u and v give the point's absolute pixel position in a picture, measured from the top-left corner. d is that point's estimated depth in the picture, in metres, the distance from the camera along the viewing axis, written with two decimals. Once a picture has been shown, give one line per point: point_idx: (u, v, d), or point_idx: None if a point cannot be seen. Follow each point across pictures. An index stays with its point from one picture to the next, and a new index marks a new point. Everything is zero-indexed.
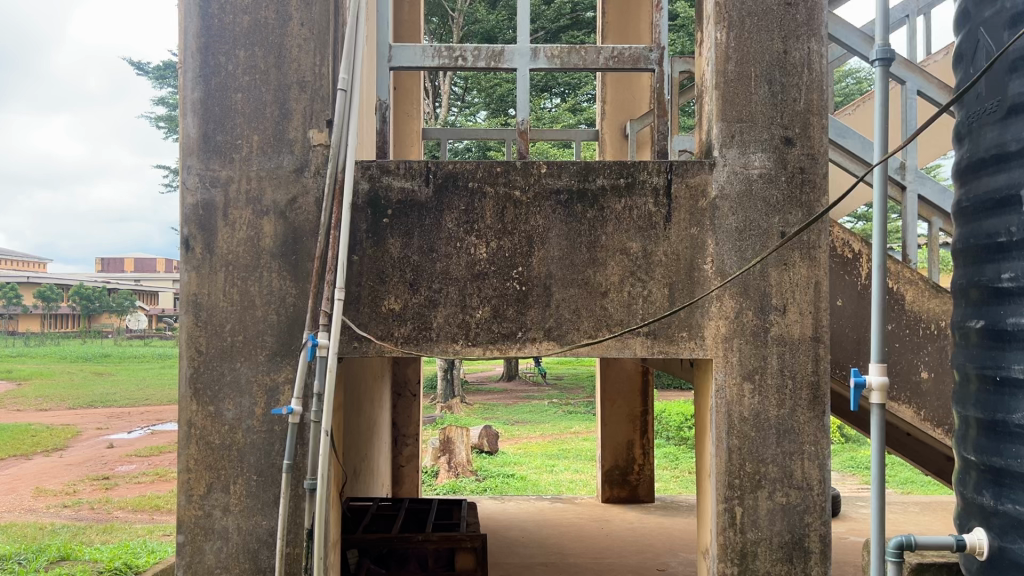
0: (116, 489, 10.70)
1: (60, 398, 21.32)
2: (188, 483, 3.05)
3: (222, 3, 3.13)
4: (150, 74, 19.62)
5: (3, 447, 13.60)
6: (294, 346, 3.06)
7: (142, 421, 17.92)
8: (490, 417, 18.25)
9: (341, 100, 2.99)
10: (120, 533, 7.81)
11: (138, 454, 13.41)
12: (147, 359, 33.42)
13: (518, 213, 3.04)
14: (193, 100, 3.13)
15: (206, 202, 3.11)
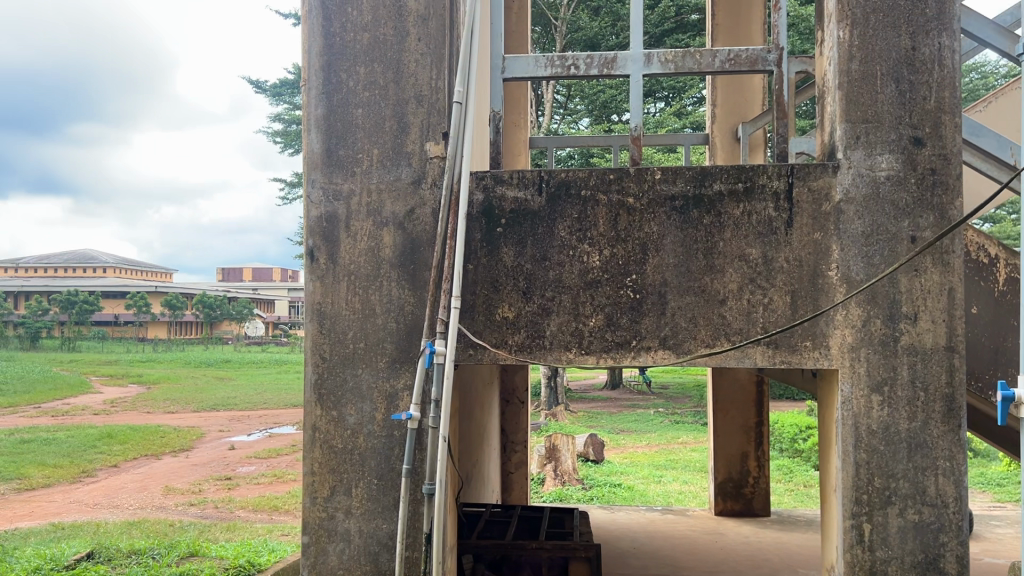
0: (238, 489, 11.19)
1: (186, 401, 22.49)
2: (313, 486, 3.15)
3: (343, 21, 3.25)
4: (268, 92, 20.52)
5: (136, 446, 14.46)
6: (413, 353, 3.13)
7: (260, 424, 18.71)
8: (596, 425, 18.17)
9: (456, 112, 3.04)
10: (242, 532, 8.16)
11: (258, 456, 13.99)
12: (264, 365, 34.88)
13: (633, 220, 3.01)
14: (317, 117, 3.26)
15: (329, 214, 3.22)
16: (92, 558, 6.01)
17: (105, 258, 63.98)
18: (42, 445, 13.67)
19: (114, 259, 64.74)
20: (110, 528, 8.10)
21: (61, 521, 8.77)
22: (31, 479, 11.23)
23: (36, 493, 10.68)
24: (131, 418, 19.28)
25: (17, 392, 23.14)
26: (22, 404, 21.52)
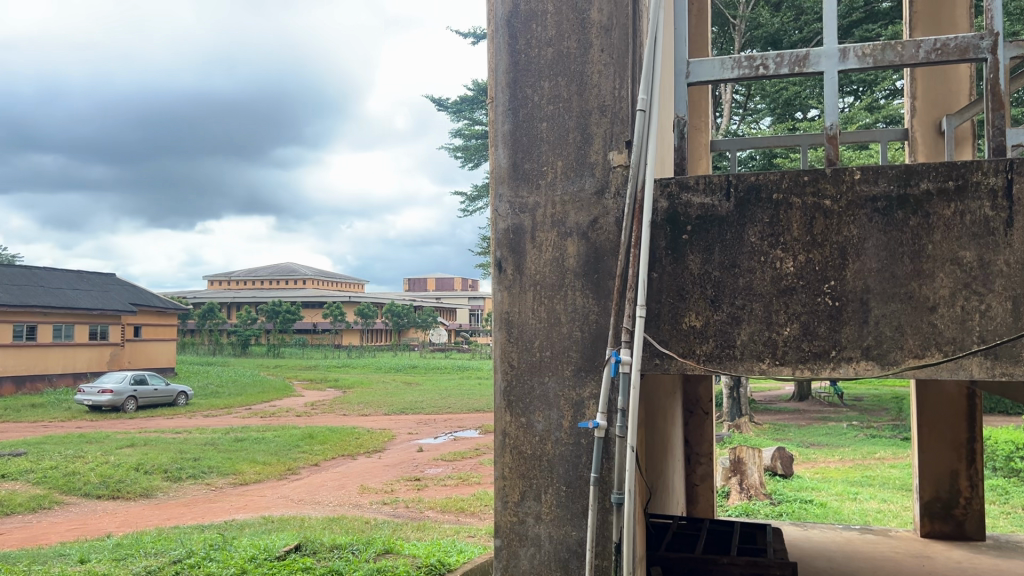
0: (426, 491, 11.65)
1: (377, 404, 23.74)
2: (504, 490, 3.24)
3: (528, 38, 3.33)
4: (449, 109, 21.31)
5: (334, 447, 15.42)
6: (599, 362, 3.14)
7: (446, 427, 19.41)
8: (784, 438, 17.41)
9: (639, 120, 3.01)
10: (432, 532, 8.48)
11: (444, 458, 14.53)
12: (448, 370, 36.18)
13: (830, 224, 2.88)
14: (503, 133, 3.36)
15: (516, 227, 3.31)
16: (300, 550, 6.46)
17: (305, 270, 68.82)
18: (253, 443, 14.89)
19: (313, 271, 69.49)
20: (313, 523, 8.67)
21: (271, 515, 9.49)
22: (245, 475, 12.26)
23: (249, 488, 11.63)
24: (330, 420, 20.58)
25: (232, 395, 25.36)
26: (236, 405, 23.55)
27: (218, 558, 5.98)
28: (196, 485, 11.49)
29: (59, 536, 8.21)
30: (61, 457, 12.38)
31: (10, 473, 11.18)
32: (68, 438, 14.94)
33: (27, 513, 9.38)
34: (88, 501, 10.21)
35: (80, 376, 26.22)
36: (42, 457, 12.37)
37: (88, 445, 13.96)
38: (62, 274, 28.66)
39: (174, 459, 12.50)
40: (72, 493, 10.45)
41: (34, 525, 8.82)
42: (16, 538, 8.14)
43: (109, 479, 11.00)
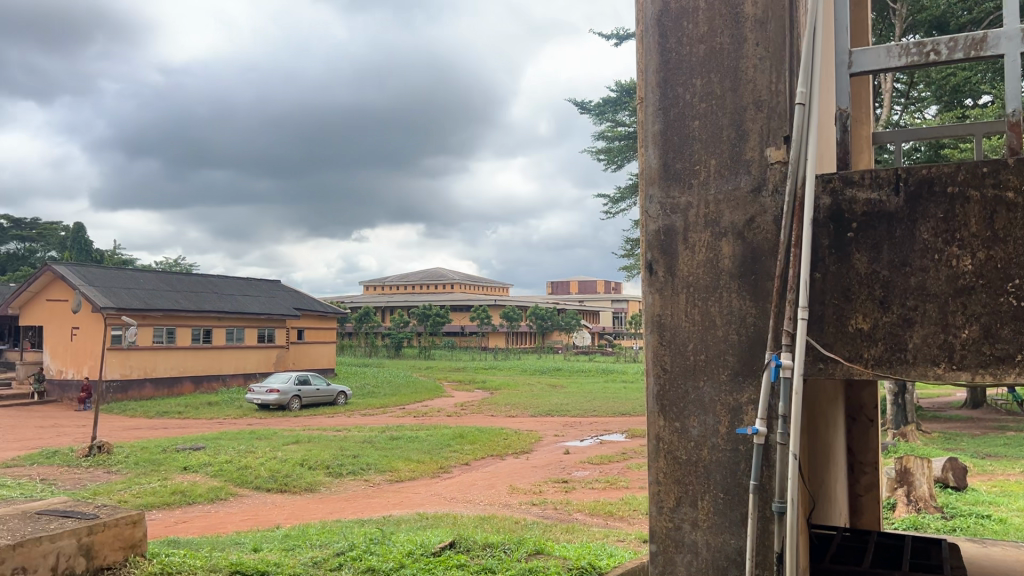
0: (574, 493, 11.69)
1: (524, 406, 24.01)
2: (659, 495, 3.21)
3: (679, 36, 3.28)
4: (593, 111, 21.28)
5: (483, 447, 15.74)
6: (757, 365, 3.04)
7: (592, 430, 19.40)
8: (955, 449, 16.24)
9: (798, 113, 2.89)
10: (582, 534, 8.49)
11: (592, 461, 14.51)
12: (593, 373, 36.10)
13: (1013, 218, 2.67)
14: (654, 133, 3.33)
15: (667, 228, 3.27)
16: (454, 547, 6.62)
17: (453, 275, 70.63)
18: (407, 442, 15.43)
19: (459, 276, 71.20)
20: (466, 521, 8.89)
21: (425, 512, 9.81)
22: (400, 472, 12.72)
23: (404, 485, 12.06)
24: (479, 421, 21.01)
25: (386, 395, 26.39)
26: (391, 405, 24.48)
27: (378, 551, 6.22)
28: (356, 481, 12.04)
29: (234, 526, 8.81)
30: (235, 451, 13.28)
31: (192, 465, 12.11)
32: (240, 434, 16.01)
33: (207, 503, 10.13)
34: (259, 494, 10.91)
35: (250, 376, 28.06)
36: (219, 451, 13.32)
37: (258, 440, 14.91)
38: (233, 281, 30.77)
39: (335, 456, 13.15)
40: (245, 486, 11.20)
41: (212, 515, 9.52)
42: (197, 525, 8.81)
43: (277, 473, 11.70)
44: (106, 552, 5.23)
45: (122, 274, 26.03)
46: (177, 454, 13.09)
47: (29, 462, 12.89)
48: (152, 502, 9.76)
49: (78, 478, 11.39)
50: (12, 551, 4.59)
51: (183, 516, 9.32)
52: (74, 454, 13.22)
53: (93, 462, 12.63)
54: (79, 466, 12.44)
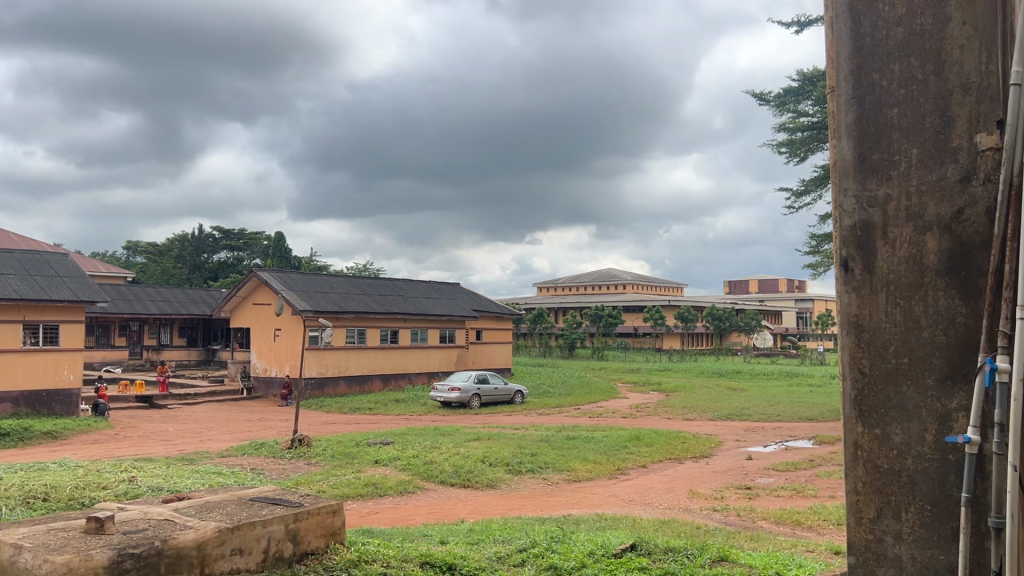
0: (758, 500, 11.28)
1: (702, 410, 23.45)
2: (858, 506, 3.06)
3: (874, 20, 3.11)
4: (773, 103, 20.43)
5: (662, 450, 15.53)
6: (969, 370, 2.82)
7: (776, 436, 18.64)
8: None
9: (1014, 95, 2.64)
10: (768, 543, 8.19)
11: (777, 468, 13.96)
12: (776, 377, 34.69)
13: None
14: (848, 123, 3.17)
15: (865, 223, 3.10)
16: (636, 550, 6.57)
17: (627, 276, 70.15)
18: (584, 442, 15.51)
19: (633, 276, 70.64)
20: (645, 524, 8.81)
21: (604, 513, 9.82)
22: (578, 472, 12.79)
23: (583, 485, 12.12)
24: (656, 423, 20.77)
25: (562, 395, 26.63)
26: (567, 406, 24.67)
27: (559, 550, 6.30)
28: (535, 479, 12.24)
29: (422, 518, 9.22)
30: (421, 447, 13.87)
31: (382, 459, 12.77)
32: (425, 430, 16.71)
33: (396, 495, 10.64)
34: (444, 488, 11.34)
35: (433, 374, 29.20)
36: (406, 446, 13.97)
37: (442, 437, 15.50)
38: (416, 284, 32.13)
39: (515, 454, 13.42)
40: (430, 480, 11.68)
41: (402, 506, 10.01)
42: (389, 516, 9.29)
43: (461, 469, 12.09)
44: (310, 538, 5.62)
45: (317, 278, 27.90)
46: (370, 448, 13.87)
47: (241, 452, 14.10)
48: (348, 492, 10.39)
49: (282, 468, 12.33)
50: (230, 533, 5.03)
51: (376, 507, 9.85)
52: (279, 445, 14.32)
53: (295, 454, 13.63)
54: (284, 457, 13.46)
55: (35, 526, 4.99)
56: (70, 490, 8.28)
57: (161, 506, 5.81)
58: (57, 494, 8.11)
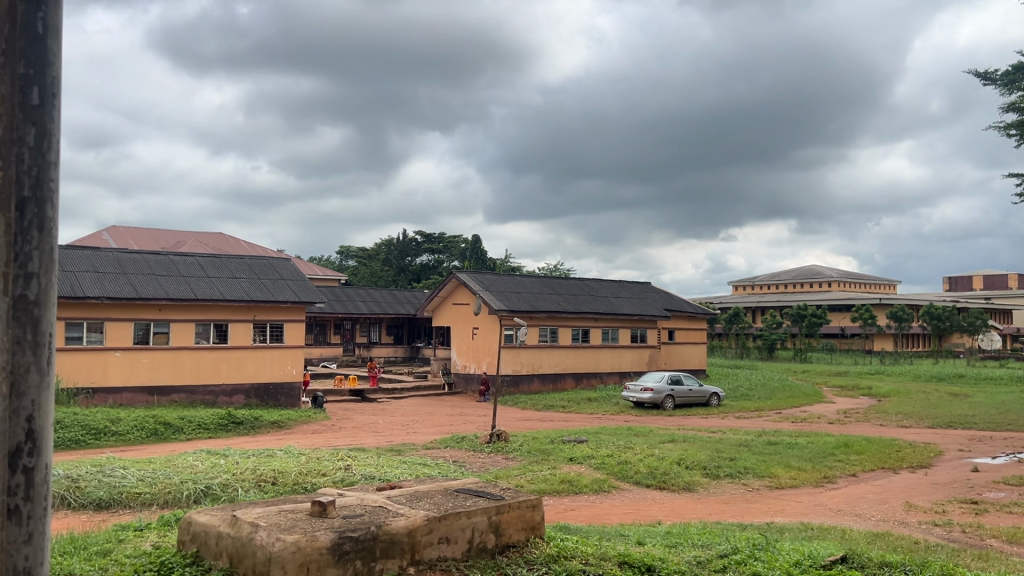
0: (986, 517, 10.31)
1: (919, 416, 21.74)
2: None
3: None
4: (1000, 81, 18.58)
5: (873, 458, 14.57)
6: None
7: (1008, 447, 16.93)
8: None
9: None
10: (999, 563, 7.46)
11: (1009, 482, 12.67)
12: (1007, 382, 31.47)
13: None
14: None
15: None
16: (846, 563, 6.22)
17: (832, 272, 66.34)
18: (787, 448, 14.86)
19: (839, 273, 66.69)
20: (856, 536, 8.32)
21: (810, 522, 9.38)
22: (781, 479, 12.29)
23: (786, 492, 11.64)
24: (866, 430, 19.51)
25: (761, 398, 25.65)
26: (767, 409, 23.74)
27: (763, 558, 6.08)
28: (734, 484, 11.90)
29: (618, 517, 9.23)
30: (616, 447, 13.88)
31: (577, 457, 12.90)
32: (619, 430, 16.72)
33: (591, 493, 10.72)
34: (639, 489, 11.29)
35: (625, 374, 29.11)
36: (601, 446, 14.03)
37: (637, 438, 15.41)
38: (608, 283, 32.14)
39: (712, 457, 13.10)
40: (626, 480, 11.66)
41: (598, 505, 10.07)
42: (585, 514, 9.39)
43: (656, 470, 11.98)
44: (511, 531, 5.79)
45: (512, 279, 28.63)
46: (566, 446, 14.06)
47: (444, 445, 14.76)
48: (545, 488, 10.59)
49: (482, 462, 12.78)
50: (438, 522, 5.29)
51: (572, 504, 9.98)
52: (479, 440, 14.85)
53: (494, 449, 14.07)
54: (483, 451, 13.95)
55: (269, 507, 5.50)
56: (294, 475, 9.03)
57: (375, 493, 6.20)
58: (284, 478, 8.87)
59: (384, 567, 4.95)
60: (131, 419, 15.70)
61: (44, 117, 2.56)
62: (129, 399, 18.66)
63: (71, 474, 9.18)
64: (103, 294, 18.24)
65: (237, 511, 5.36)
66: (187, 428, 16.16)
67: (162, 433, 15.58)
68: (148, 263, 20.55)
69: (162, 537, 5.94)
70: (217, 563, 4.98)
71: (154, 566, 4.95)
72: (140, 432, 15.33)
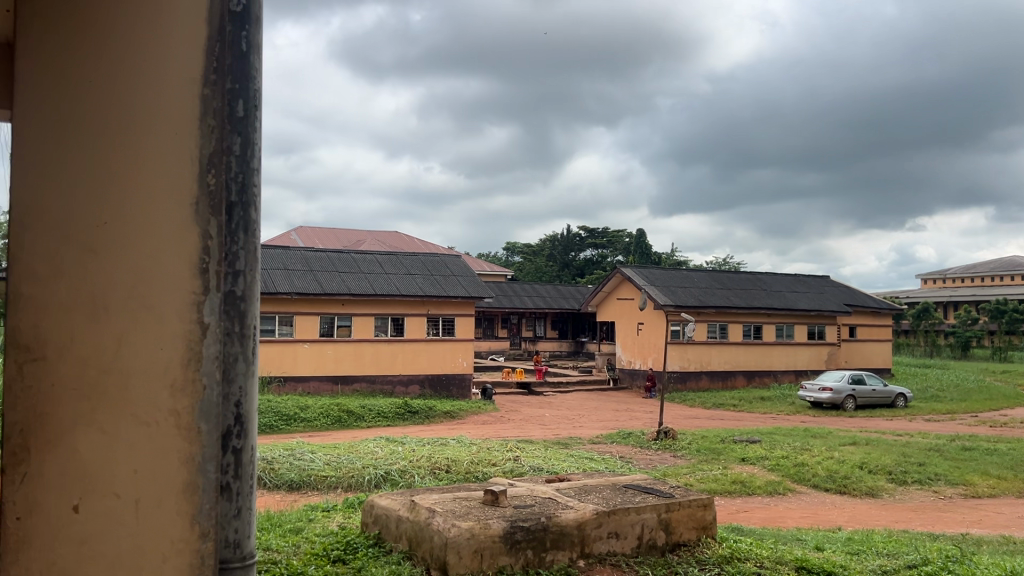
0: None
1: None
2: None
3: None
4: None
5: None
6: None
7: None
8: None
9: None
10: None
11: None
12: None
13: None
14: None
15: None
16: None
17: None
18: (985, 455, 13.70)
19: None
20: None
21: (1012, 536, 8.61)
22: (977, 488, 11.36)
23: (983, 503, 10.75)
24: None
25: (954, 400, 23.77)
26: (961, 412, 21.98)
27: (958, 571, 5.66)
28: (923, 491, 11.13)
29: (795, 521, 8.88)
30: (791, 448, 13.33)
31: (749, 458, 12.51)
32: (794, 431, 16.05)
33: (765, 495, 10.37)
34: (817, 493, 10.78)
35: (801, 372, 27.89)
36: (775, 446, 13.50)
37: (815, 439, 14.73)
38: (782, 278, 30.86)
39: (898, 462, 12.31)
40: (802, 483, 11.17)
41: (773, 508, 9.71)
42: (759, 516, 9.09)
43: (836, 474, 11.40)
44: (682, 530, 5.70)
45: (680, 274, 28.15)
46: (737, 445, 13.66)
47: (611, 440, 14.74)
48: (716, 488, 10.34)
49: (650, 459, 12.64)
50: (607, 516, 5.30)
51: (745, 506, 9.69)
52: (646, 437, 14.72)
53: (661, 446, 13.88)
54: (651, 448, 13.83)
55: (444, 494, 5.71)
56: (467, 464, 9.31)
57: (545, 485, 6.31)
58: (457, 467, 9.17)
59: (554, 558, 5.03)
60: (318, 407, 16.76)
61: (248, 127, 2.85)
62: (315, 387, 19.91)
63: (266, 457, 9.93)
64: (293, 290, 19.55)
65: (415, 496, 5.61)
66: (368, 416, 17.06)
67: (346, 421, 16.53)
68: (331, 260, 21.84)
69: (347, 519, 6.31)
70: (398, 546, 5.23)
71: (342, 544, 5.27)
72: (326, 419, 16.33)
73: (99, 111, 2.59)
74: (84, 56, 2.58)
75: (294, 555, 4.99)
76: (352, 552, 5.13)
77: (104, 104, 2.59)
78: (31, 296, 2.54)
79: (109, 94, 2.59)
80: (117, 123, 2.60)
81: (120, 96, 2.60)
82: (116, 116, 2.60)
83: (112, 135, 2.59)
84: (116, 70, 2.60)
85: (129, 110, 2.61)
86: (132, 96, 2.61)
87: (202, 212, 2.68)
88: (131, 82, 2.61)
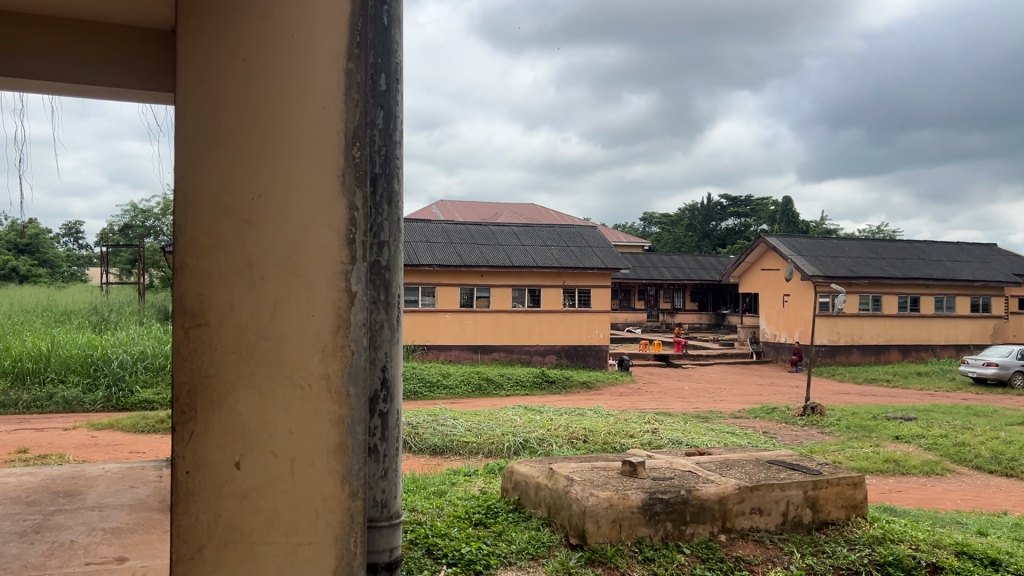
0: None
1: None
2: None
3: None
4: None
5: None
6: None
7: None
8: None
9: None
10: None
11: None
12: None
13: None
14: None
15: None
16: None
17: None
18: None
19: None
20: None
21: None
22: None
23: None
24: None
25: None
26: None
27: None
28: None
29: (955, 503, 8.39)
30: (951, 427, 12.54)
31: (904, 436, 11.87)
32: (955, 408, 15.05)
33: (922, 476, 9.82)
34: (980, 474, 10.09)
35: (962, 347, 26.13)
36: (933, 424, 12.74)
37: (977, 418, 13.79)
38: (943, 246, 28.89)
39: None
40: (964, 464, 10.50)
41: (930, 488, 9.18)
42: (914, 496, 8.63)
43: (1001, 455, 10.63)
44: (830, 508, 5.48)
45: (828, 243, 26.89)
46: (890, 423, 12.98)
47: (754, 415, 14.36)
48: (866, 467, 9.90)
49: (795, 435, 12.23)
50: (750, 492, 5.16)
51: (898, 485, 9.21)
52: (791, 412, 14.26)
53: (808, 423, 13.40)
54: (797, 423, 13.38)
55: (583, 463, 5.74)
56: (604, 435, 9.32)
57: (685, 458, 6.23)
58: (595, 437, 9.19)
59: (695, 532, 4.97)
60: (459, 375, 17.25)
61: (389, 100, 3.08)
62: (456, 355, 20.47)
63: (412, 422, 10.32)
64: (434, 261, 20.08)
65: (554, 464, 5.67)
66: (507, 384, 17.39)
67: (485, 389, 16.91)
68: (470, 233, 22.24)
69: (488, 483, 6.47)
70: (537, 512, 5.31)
71: (483, 508, 5.41)
72: (466, 387, 16.78)
73: (252, 88, 2.70)
74: (226, 35, 2.69)
75: (438, 517, 5.16)
76: (492, 516, 5.25)
77: (255, 77, 2.70)
78: (194, 266, 2.67)
79: (255, 71, 2.70)
80: (270, 100, 2.71)
81: (271, 75, 2.71)
82: (270, 95, 2.71)
83: (264, 110, 2.71)
84: (265, 47, 2.71)
85: (278, 85, 2.72)
86: (281, 73, 2.72)
87: (348, 185, 2.78)
88: (277, 60, 2.72)
